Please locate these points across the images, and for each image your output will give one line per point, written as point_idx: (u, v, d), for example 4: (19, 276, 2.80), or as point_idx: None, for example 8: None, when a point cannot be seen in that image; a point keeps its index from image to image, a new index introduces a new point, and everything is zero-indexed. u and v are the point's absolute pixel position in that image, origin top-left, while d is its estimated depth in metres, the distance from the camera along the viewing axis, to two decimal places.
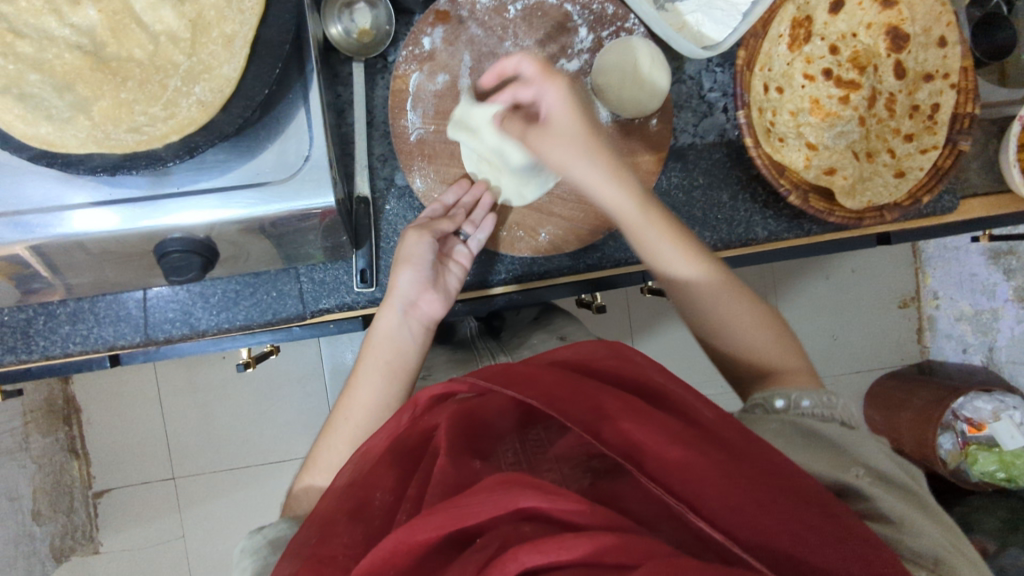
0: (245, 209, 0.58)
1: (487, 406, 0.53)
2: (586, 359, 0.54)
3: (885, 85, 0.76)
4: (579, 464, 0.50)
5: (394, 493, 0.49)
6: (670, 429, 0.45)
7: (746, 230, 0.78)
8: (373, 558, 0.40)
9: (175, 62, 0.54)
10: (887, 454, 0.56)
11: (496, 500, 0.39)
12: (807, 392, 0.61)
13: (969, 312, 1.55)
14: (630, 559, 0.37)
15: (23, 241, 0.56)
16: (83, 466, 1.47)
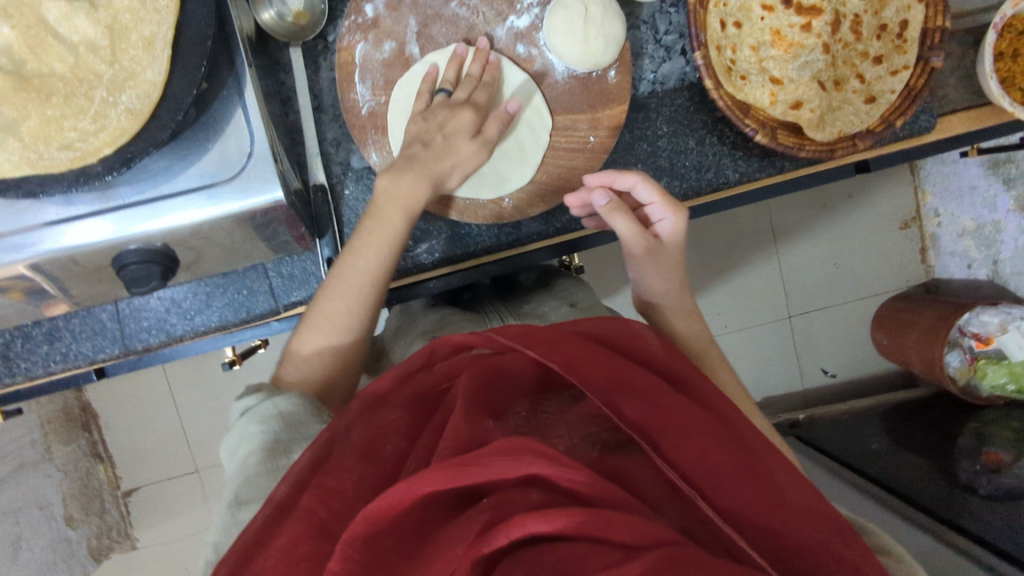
0: (199, 212, 0.57)
1: (508, 363, 0.52)
2: (611, 333, 0.54)
3: (848, 7, 0.72)
4: (589, 437, 0.48)
5: (406, 438, 0.49)
6: (689, 413, 0.46)
7: (717, 175, 0.75)
8: (381, 505, 0.38)
9: (97, 72, 0.52)
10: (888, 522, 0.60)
11: (505, 466, 0.38)
12: None
13: (972, 228, 1.52)
14: (634, 540, 0.36)
15: (24, 260, 0.56)
16: (109, 469, 1.50)
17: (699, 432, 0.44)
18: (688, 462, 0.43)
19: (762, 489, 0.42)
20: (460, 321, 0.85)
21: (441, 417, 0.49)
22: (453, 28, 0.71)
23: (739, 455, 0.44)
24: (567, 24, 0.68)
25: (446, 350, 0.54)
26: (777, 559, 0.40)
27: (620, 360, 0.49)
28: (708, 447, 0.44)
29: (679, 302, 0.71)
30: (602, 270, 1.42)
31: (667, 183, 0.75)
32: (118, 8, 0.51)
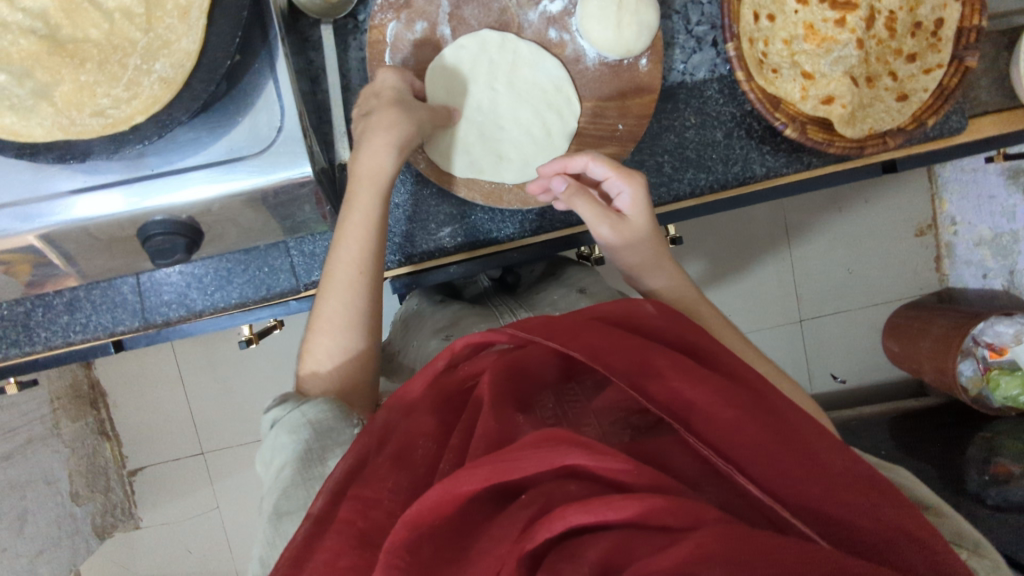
0: (227, 185, 0.57)
1: (528, 356, 0.52)
2: (626, 313, 0.53)
3: (883, 3, 0.71)
4: (619, 420, 0.48)
5: (437, 441, 0.49)
6: (718, 387, 0.44)
7: (744, 168, 0.74)
8: (420, 508, 0.38)
9: (132, 39, 0.53)
10: None
11: (541, 457, 0.37)
12: None
13: (989, 237, 1.52)
14: (679, 522, 0.35)
15: (32, 231, 0.55)
16: (115, 447, 1.52)
17: (727, 403, 0.43)
18: (720, 436, 0.42)
19: (800, 456, 0.41)
20: (471, 317, 0.84)
21: (470, 417, 0.49)
22: (485, 10, 0.71)
23: (770, 423, 0.42)
24: (601, 11, 0.67)
25: (466, 349, 0.53)
26: (821, 530, 0.39)
27: (640, 341, 0.48)
28: (742, 421, 0.42)
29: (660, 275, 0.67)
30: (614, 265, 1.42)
31: (693, 174, 0.74)
32: None
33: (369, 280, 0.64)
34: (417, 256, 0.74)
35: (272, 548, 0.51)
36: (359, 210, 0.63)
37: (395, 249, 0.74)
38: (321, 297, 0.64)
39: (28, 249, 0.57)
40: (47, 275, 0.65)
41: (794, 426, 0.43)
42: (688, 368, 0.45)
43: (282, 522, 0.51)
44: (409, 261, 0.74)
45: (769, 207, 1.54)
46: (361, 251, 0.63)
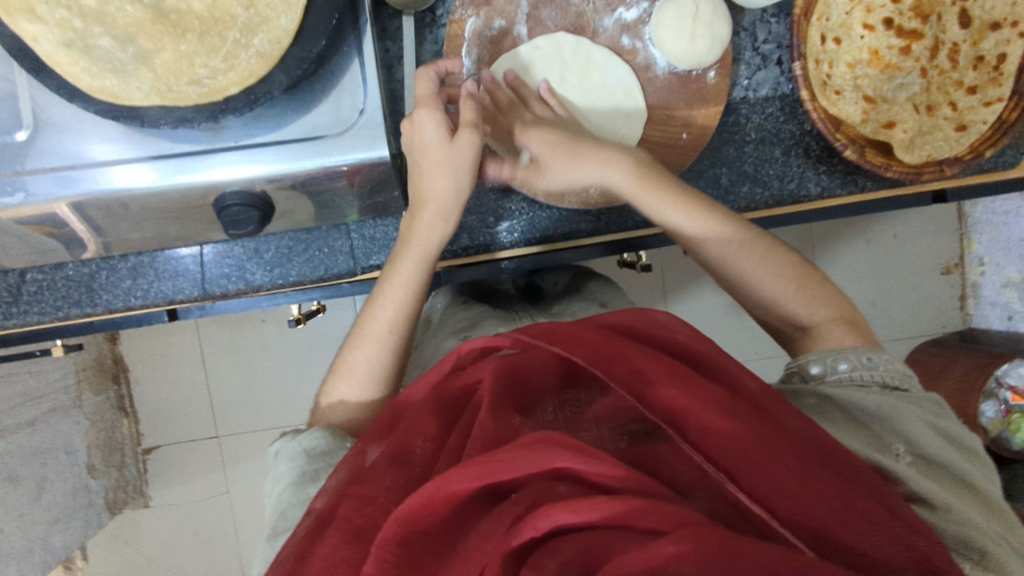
0: (273, 163, 0.58)
1: (529, 363, 0.50)
2: (636, 324, 0.53)
3: (948, 34, 0.72)
4: (618, 426, 0.48)
5: (434, 441, 0.48)
6: (717, 399, 0.43)
7: (798, 186, 0.76)
8: (411, 504, 0.38)
9: (233, 14, 0.54)
10: (929, 420, 0.52)
11: (534, 459, 0.37)
12: (842, 354, 0.57)
13: (1017, 279, 1.50)
14: (661, 525, 0.35)
15: (68, 196, 0.56)
16: (132, 424, 1.53)
17: (723, 412, 0.42)
18: (716, 447, 0.41)
19: (802, 468, 0.40)
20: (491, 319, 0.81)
21: (469, 419, 0.47)
22: (562, 14, 0.74)
23: (769, 433, 0.41)
24: (676, 21, 0.70)
25: (470, 355, 0.52)
26: (824, 551, 0.37)
27: (640, 348, 0.47)
28: (740, 431, 0.41)
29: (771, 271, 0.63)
30: (643, 279, 1.43)
31: (750, 188, 0.75)
32: None
33: (407, 317, 0.67)
34: (471, 249, 0.76)
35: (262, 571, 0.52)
36: (403, 266, 0.67)
37: (453, 241, 0.75)
38: (353, 345, 0.66)
39: (54, 216, 0.58)
40: (72, 240, 0.65)
41: (798, 440, 0.42)
42: (682, 376, 0.45)
43: (275, 542, 0.52)
44: (464, 253, 0.76)
45: (798, 232, 1.55)
46: (400, 306, 0.66)
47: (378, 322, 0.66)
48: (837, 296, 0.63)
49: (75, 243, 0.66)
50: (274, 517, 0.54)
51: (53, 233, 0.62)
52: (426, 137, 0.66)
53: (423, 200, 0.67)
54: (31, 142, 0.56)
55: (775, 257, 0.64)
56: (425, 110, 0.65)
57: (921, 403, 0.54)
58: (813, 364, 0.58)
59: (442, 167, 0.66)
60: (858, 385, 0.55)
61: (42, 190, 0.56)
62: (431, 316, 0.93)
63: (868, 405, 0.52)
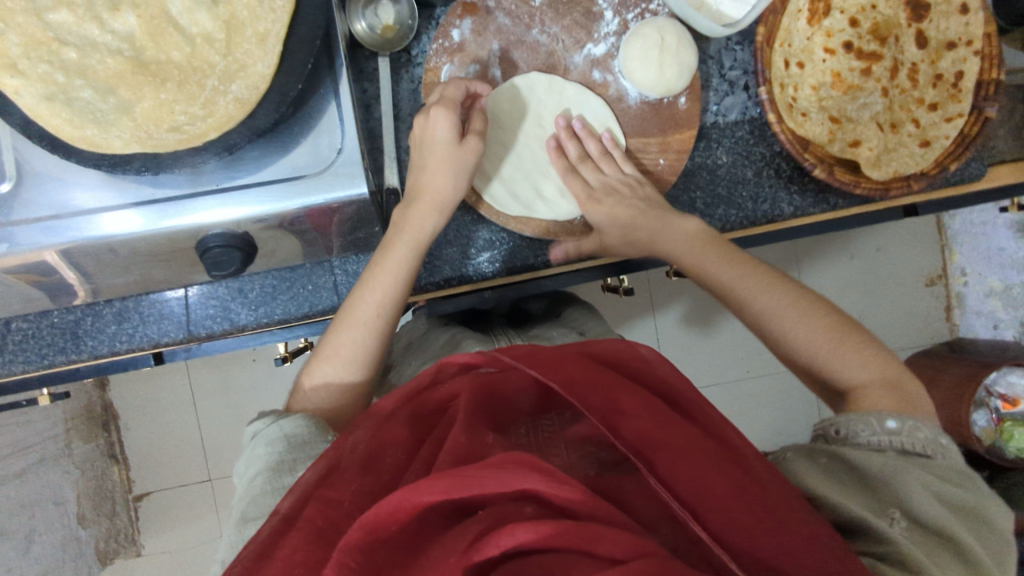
0: (261, 205, 0.59)
1: (507, 380, 0.53)
2: (619, 355, 0.54)
3: (907, 55, 0.74)
4: (587, 455, 0.50)
5: (406, 452, 0.49)
6: (687, 434, 0.46)
7: (772, 207, 0.78)
8: (378, 513, 0.37)
9: (211, 62, 0.56)
10: (940, 494, 0.51)
11: (502, 479, 0.38)
12: (893, 413, 0.57)
13: (1000, 288, 1.54)
14: (620, 554, 0.36)
15: (55, 245, 0.57)
16: (122, 470, 1.47)
17: (689, 449, 0.45)
18: (681, 483, 0.44)
19: (759, 511, 0.43)
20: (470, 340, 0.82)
21: (442, 431, 0.49)
22: (534, 54, 0.76)
23: (733, 472, 0.44)
24: (643, 52, 0.72)
25: (451, 369, 0.53)
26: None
27: (619, 380, 0.49)
28: (702, 466, 0.44)
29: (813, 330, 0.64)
30: (630, 302, 1.45)
31: (724, 210, 0.77)
32: (237, 5, 0.55)
33: (389, 316, 0.68)
34: (454, 280, 0.77)
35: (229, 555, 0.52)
36: (395, 250, 0.68)
37: (435, 273, 0.76)
38: (337, 325, 0.67)
39: (40, 264, 0.59)
40: (58, 286, 0.66)
41: (759, 483, 0.45)
42: (655, 409, 0.47)
43: (245, 527, 0.53)
44: (448, 284, 0.77)
45: (781, 248, 1.56)
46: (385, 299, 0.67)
47: (366, 305, 0.67)
48: (884, 360, 0.62)
49: (60, 289, 0.67)
50: (245, 502, 0.55)
51: (38, 280, 0.63)
52: (437, 134, 0.67)
53: (421, 191, 0.68)
54: (15, 194, 0.57)
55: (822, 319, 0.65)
56: (442, 109, 0.67)
57: (936, 471, 0.53)
58: (836, 426, 0.58)
59: (446, 164, 0.68)
60: (878, 449, 0.55)
61: (27, 240, 0.56)
62: (410, 340, 0.92)
63: (877, 469, 0.53)
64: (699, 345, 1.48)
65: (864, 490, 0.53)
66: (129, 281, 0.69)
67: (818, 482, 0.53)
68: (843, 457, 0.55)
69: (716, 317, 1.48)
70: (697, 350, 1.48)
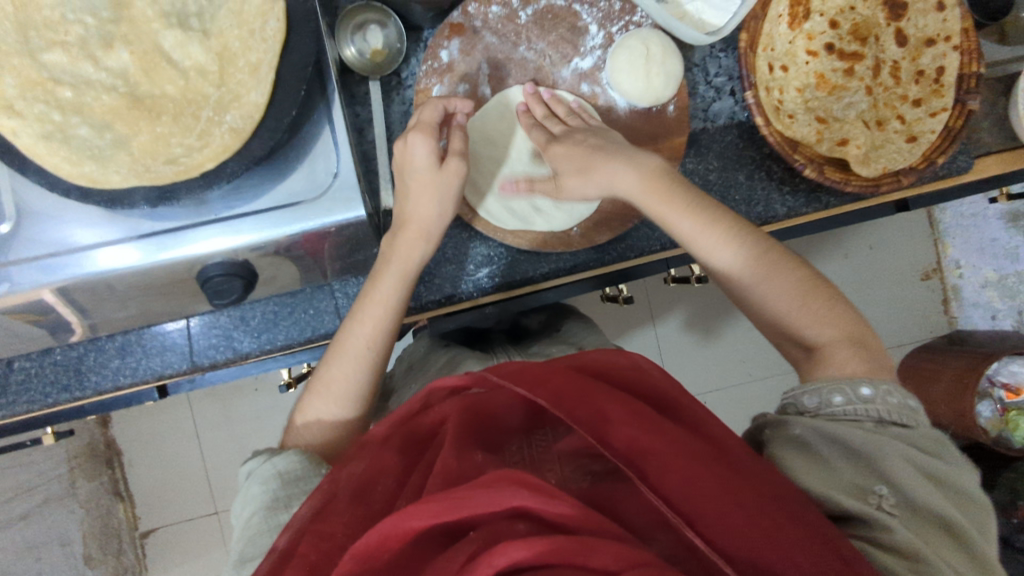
0: (257, 233, 0.59)
1: (493, 400, 0.52)
2: (607, 364, 0.54)
3: (887, 54, 0.77)
4: (580, 467, 0.51)
5: (398, 481, 0.49)
6: (677, 439, 0.46)
7: (766, 209, 0.78)
8: (368, 541, 0.39)
9: (205, 94, 0.57)
10: (918, 466, 0.53)
11: (492, 497, 0.38)
12: (837, 386, 0.58)
13: (994, 278, 1.60)
14: (613, 564, 0.37)
15: (52, 284, 0.57)
16: (129, 508, 1.44)
17: (682, 455, 0.45)
18: (674, 489, 0.44)
19: (752, 510, 0.43)
20: (472, 357, 0.82)
21: (433, 455, 0.50)
22: (522, 70, 0.77)
23: (725, 475, 0.45)
24: (630, 61, 0.74)
25: (440, 392, 0.53)
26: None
27: (605, 389, 0.49)
28: (695, 472, 0.44)
29: (786, 295, 0.64)
30: (630, 312, 1.45)
31: None
32: (229, 37, 0.56)
33: (382, 346, 0.68)
34: (454, 297, 0.77)
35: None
36: (383, 283, 0.68)
37: (434, 290, 0.77)
38: (330, 356, 0.68)
39: (40, 303, 0.59)
40: (59, 324, 0.66)
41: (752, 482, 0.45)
42: (644, 416, 0.47)
43: (244, 565, 0.53)
44: (449, 302, 0.77)
45: None
46: (376, 330, 0.67)
47: (357, 339, 0.67)
48: (846, 315, 0.63)
49: (64, 326, 0.67)
50: (243, 542, 0.56)
51: (38, 319, 0.63)
52: (416, 160, 0.67)
53: (406, 220, 0.68)
54: (15, 234, 0.57)
55: (794, 279, 0.64)
56: (420, 134, 0.67)
57: (916, 442, 0.55)
58: (808, 396, 0.59)
59: (431, 190, 0.68)
60: (851, 418, 0.56)
61: (30, 278, 0.56)
62: (414, 360, 0.92)
63: (858, 444, 0.54)
64: (700, 351, 1.48)
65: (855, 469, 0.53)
66: (130, 315, 0.69)
67: (805, 468, 0.53)
68: (828, 433, 0.55)
69: (716, 323, 1.48)
70: (699, 356, 1.48)
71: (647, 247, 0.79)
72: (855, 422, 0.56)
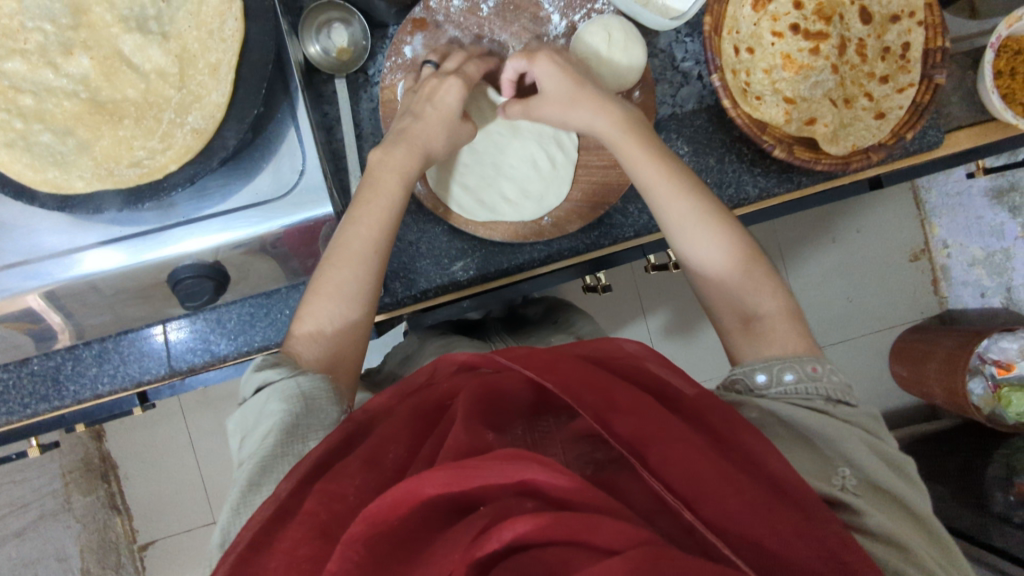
0: (247, 230, 0.60)
1: (505, 382, 0.53)
2: (609, 355, 0.56)
3: (852, 32, 0.76)
4: (583, 454, 0.51)
5: (408, 450, 0.49)
6: (683, 430, 0.47)
7: (738, 190, 0.79)
8: (381, 505, 0.38)
9: (167, 96, 0.57)
10: (869, 445, 0.56)
11: (505, 471, 0.38)
12: (789, 365, 0.60)
13: (981, 256, 1.54)
14: (617, 543, 0.38)
15: (36, 288, 0.58)
16: (126, 521, 1.44)
17: (681, 441, 0.46)
18: (674, 475, 0.45)
19: (755, 498, 0.44)
20: (461, 346, 0.83)
21: (444, 428, 0.49)
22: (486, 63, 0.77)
23: (725, 463, 0.46)
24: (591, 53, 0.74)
25: (449, 369, 0.55)
26: (749, 556, 0.42)
27: (615, 378, 0.50)
28: (696, 457, 0.45)
29: (730, 254, 0.66)
30: (618, 305, 1.45)
31: None
32: (188, 39, 0.56)
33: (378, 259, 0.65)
34: (431, 291, 0.77)
35: (236, 515, 0.51)
36: (388, 187, 0.67)
37: (411, 287, 0.77)
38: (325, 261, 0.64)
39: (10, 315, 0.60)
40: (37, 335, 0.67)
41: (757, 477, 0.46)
42: (651, 406, 0.48)
43: (252, 490, 0.51)
44: (424, 296, 0.77)
45: (762, 237, 1.57)
46: (380, 227, 0.65)
47: (361, 241, 0.64)
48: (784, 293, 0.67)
49: (50, 334, 0.67)
50: (252, 463, 0.53)
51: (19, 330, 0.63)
52: (446, 100, 0.70)
53: (407, 129, 0.68)
54: None
55: (743, 249, 0.66)
56: (457, 80, 0.70)
57: (862, 424, 0.59)
58: (759, 372, 0.61)
59: (444, 125, 0.70)
60: (801, 396, 0.59)
61: (9, 285, 0.58)
62: (403, 355, 0.93)
63: (814, 429, 0.56)
64: (690, 340, 1.48)
65: (807, 452, 0.55)
66: (101, 323, 0.69)
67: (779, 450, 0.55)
68: (777, 412, 0.57)
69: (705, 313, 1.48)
70: (689, 346, 1.48)
71: (623, 235, 0.79)
72: (805, 400, 0.58)
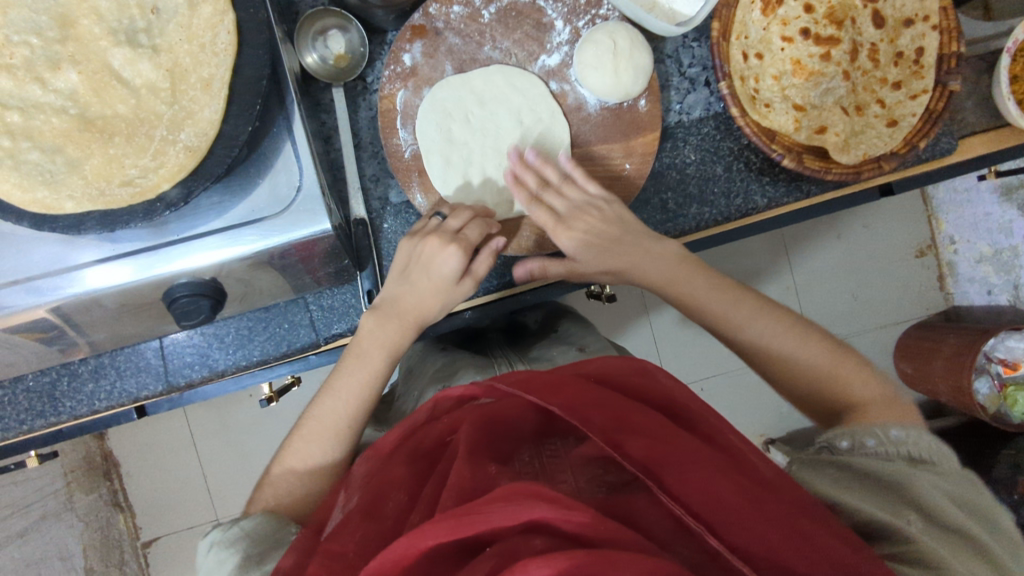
0: (250, 246, 0.59)
1: (504, 410, 0.52)
2: (616, 371, 0.54)
3: (865, 35, 0.75)
4: (595, 477, 0.48)
5: (409, 495, 0.48)
6: (696, 450, 0.46)
7: (745, 201, 0.78)
8: (382, 562, 0.37)
9: (158, 112, 0.55)
10: (951, 496, 0.52)
11: (508, 512, 0.38)
12: (870, 431, 0.58)
13: (989, 253, 1.55)
14: None
15: (42, 305, 0.57)
16: (129, 518, 1.44)
17: (694, 463, 0.45)
18: (691, 495, 0.44)
19: (778, 519, 0.43)
20: (464, 360, 0.81)
21: (445, 466, 0.48)
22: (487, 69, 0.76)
23: (743, 482, 0.45)
24: (596, 58, 0.72)
25: (447, 404, 0.53)
26: None
27: (621, 400, 0.49)
28: (711, 480, 0.44)
29: (796, 341, 0.66)
30: (622, 303, 1.44)
31: (698, 209, 0.78)
32: (179, 53, 0.54)
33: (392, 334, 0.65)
34: None
35: None
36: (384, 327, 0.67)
37: None
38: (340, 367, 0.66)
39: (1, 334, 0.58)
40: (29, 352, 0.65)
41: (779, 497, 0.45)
42: (659, 425, 0.47)
43: None
44: None
45: (768, 233, 1.55)
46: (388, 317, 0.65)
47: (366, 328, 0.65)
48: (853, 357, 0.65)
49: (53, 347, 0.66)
50: None
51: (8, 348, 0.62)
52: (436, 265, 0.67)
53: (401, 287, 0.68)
54: None
55: (801, 327, 0.66)
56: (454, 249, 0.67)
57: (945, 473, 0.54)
58: (842, 438, 0.58)
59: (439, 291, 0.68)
60: (885, 458, 0.56)
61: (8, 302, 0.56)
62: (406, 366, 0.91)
63: (889, 477, 0.54)
64: (695, 338, 1.47)
65: (877, 497, 0.53)
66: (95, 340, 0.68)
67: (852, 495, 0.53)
68: (858, 468, 0.55)
69: None
70: (694, 344, 1.47)
71: None
72: (890, 462, 0.55)
